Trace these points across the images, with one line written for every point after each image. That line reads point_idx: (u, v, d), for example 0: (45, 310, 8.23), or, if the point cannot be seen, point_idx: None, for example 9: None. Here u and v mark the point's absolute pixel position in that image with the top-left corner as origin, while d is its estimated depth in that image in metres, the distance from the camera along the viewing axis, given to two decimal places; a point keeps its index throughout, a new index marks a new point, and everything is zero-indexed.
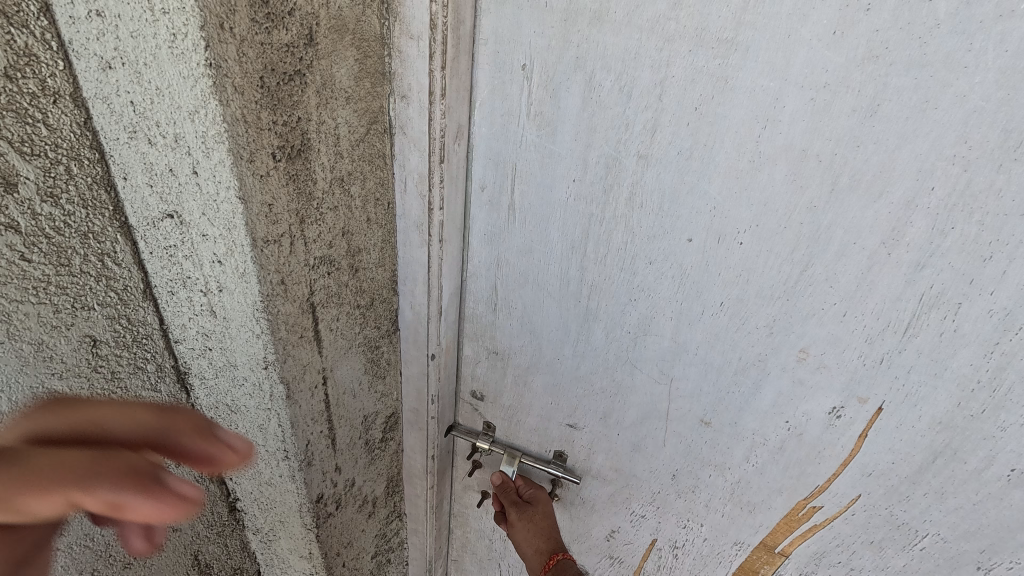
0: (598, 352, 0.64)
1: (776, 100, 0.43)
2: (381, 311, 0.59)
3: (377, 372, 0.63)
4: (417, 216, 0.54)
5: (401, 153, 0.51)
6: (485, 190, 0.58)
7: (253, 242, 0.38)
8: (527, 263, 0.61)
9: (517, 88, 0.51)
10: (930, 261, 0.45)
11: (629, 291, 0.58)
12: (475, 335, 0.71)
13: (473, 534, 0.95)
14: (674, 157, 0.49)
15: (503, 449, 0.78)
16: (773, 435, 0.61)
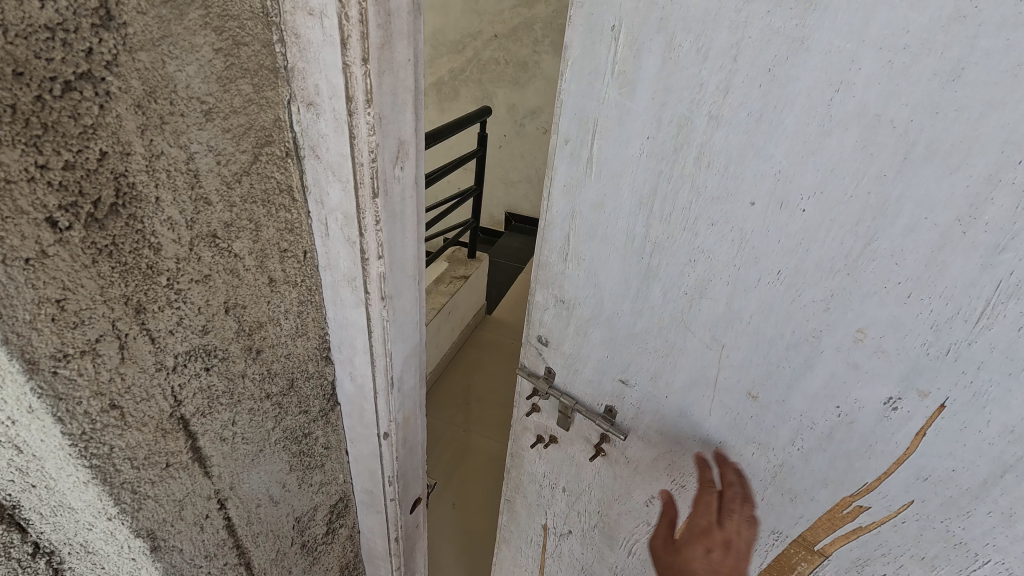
0: (655, 309, 0.62)
1: (851, 62, 0.41)
2: (308, 389, 0.48)
3: (309, 463, 0.51)
4: (347, 269, 0.43)
5: (316, 181, 0.41)
6: (568, 144, 0.59)
7: (32, 368, 0.27)
8: (596, 217, 0.61)
9: (604, 48, 0.51)
10: (1011, 244, 0.41)
11: (690, 252, 0.56)
12: (546, 281, 0.71)
13: (526, 477, 0.95)
14: (743, 119, 0.47)
15: (559, 396, 0.78)
16: (821, 421, 0.57)
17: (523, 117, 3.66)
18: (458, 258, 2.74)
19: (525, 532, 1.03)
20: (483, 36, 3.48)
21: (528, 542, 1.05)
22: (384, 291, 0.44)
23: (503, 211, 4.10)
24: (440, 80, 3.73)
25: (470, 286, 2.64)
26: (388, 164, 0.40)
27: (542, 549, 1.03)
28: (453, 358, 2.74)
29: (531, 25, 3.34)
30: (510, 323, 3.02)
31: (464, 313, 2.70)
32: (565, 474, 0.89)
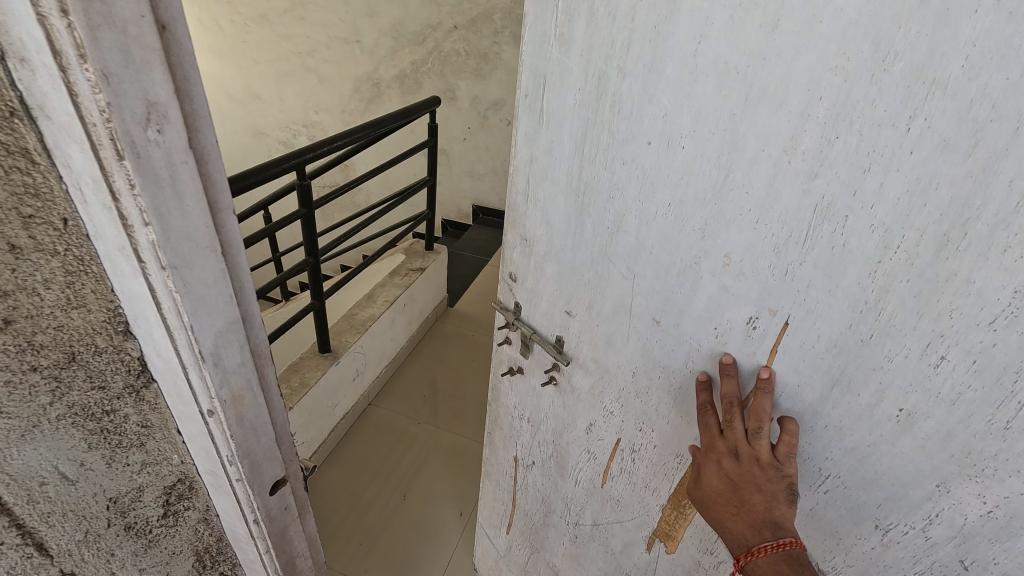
0: (588, 244, 0.84)
1: (707, 19, 0.57)
2: (99, 361, 0.60)
3: (121, 442, 0.66)
4: (115, 238, 0.49)
5: (55, 142, 0.47)
6: (528, 98, 0.80)
7: None
8: (548, 159, 0.82)
9: (551, 16, 0.71)
10: (821, 170, 0.56)
11: (612, 189, 0.75)
12: (515, 223, 0.96)
13: (501, 409, 1.30)
14: (642, 69, 0.65)
15: (524, 326, 1.05)
16: (705, 341, 0.77)
17: (486, 110, 3.65)
18: (415, 250, 2.72)
19: (502, 461, 1.41)
20: (443, 27, 3.44)
21: (502, 468, 1.42)
22: (164, 260, 0.50)
23: (471, 204, 4.10)
24: (402, 72, 3.70)
25: (427, 278, 2.65)
26: (139, 129, 0.45)
27: (514, 482, 1.41)
28: (412, 352, 2.72)
29: (490, 15, 3.32)
30: (472, 315, 3.03)
31: (423, 305, 2.72)
32: (528, 403, 1.21)
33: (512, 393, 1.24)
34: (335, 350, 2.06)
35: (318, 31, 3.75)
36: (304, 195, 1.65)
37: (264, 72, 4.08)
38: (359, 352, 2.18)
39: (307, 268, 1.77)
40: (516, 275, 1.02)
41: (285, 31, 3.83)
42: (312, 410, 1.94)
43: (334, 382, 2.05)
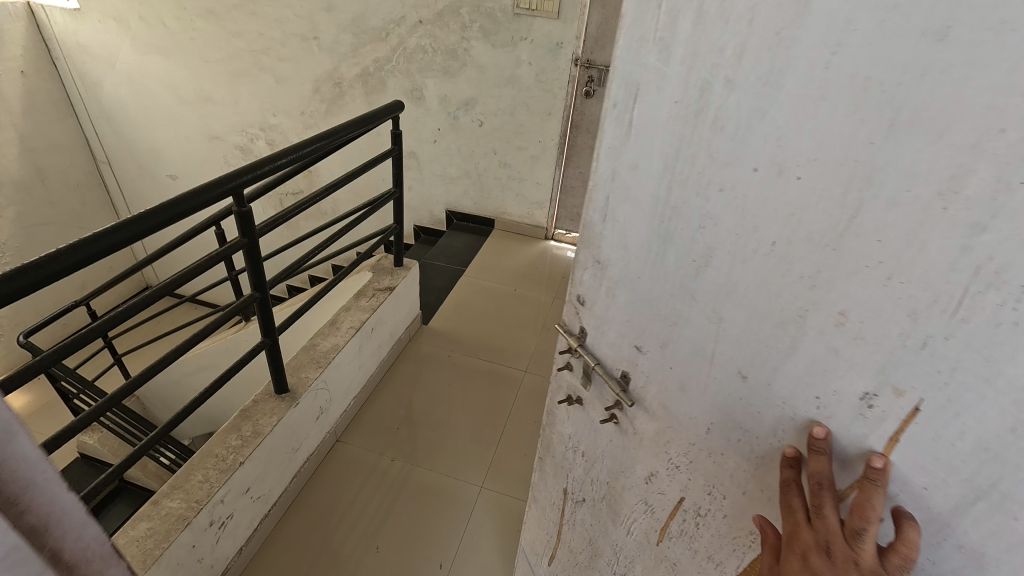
0: (667, 276, 0.78)
1: (847, 23, 0.49)
2: None
3: None
4: None
5: None
6: (615, 108, 0.72)
7: None
8: (632, 178, 0.75)
9: (651, 13, 0.64)
10: (992, 223, 0.47)
11: (700, 216, 0.69)
12: (588, 243, 0.90)
13: (555, 437, 1.29)
14: (753, 81, 0.58)
15: (588, 355, 1.00)
16: (801, 407, 0.70)
17: (456, 110, 3.42)
18: (382, 266, 2.53)
19: (549, 484, 1.37)
20: (407, 21, 3.19)
21: (548, 495, 1.40)
22: None
23: (443, 209, 3.89)
24: (365, 70, 3.45)
25: (397, 297, 2.46)
26: None
27: (561, 514, 1.37)
28: (383, 379, 2.51)
29: (457, 9, 3.07)
30: (448, 333, 2.83)
31: (394, 327, 2.52)
32: (584, 440, 1.18)
33: (569, 424, 1.20)
34: (294, 389, 1.84)
35: (270, 27, 3.45)
36: (247, 221, 1.43)
37: (215, 72, 3.76)
38: (322, 388, 1.97)
39: (253, 303, 1.55)
40: (585, 298, 0.97)
41: (236, 27, 3.52)
42: (268, 460, 1.72)
43: (293, 425, 1.83)
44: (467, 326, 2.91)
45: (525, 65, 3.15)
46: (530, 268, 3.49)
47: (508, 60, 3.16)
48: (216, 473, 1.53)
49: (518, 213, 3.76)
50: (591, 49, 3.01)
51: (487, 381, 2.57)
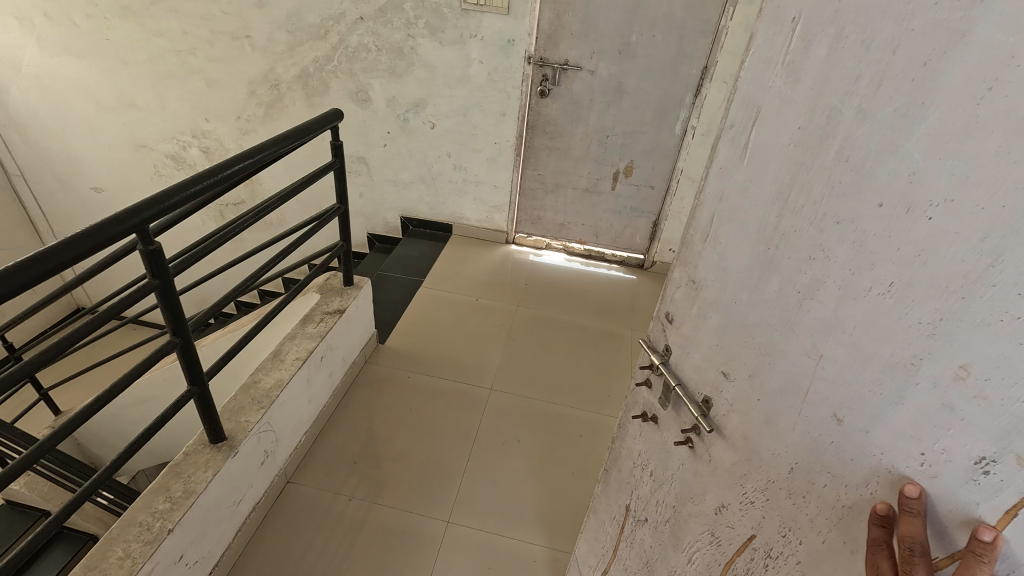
0: (767, 301, 0.79)
1: (1011, 58, 0.49)
2: None
3: None
4: None
5: None
6: (732, 128, 0.78)
7: None
8: (740, 198, 0.79)
9: (784, 35, 0.69)
10: None
11: (811, 248, 0.70)
12: (685, 261, 0.96)
13: (625, 453, 1.33)
14: (890, 112, 0.58)
15: (670, 374, 1.06)
16: (902, 462, 0.67)
17: (406, 111, 3.24)
18: (330, 286, 2.35)
19: (611, 495, 1.41)
20: (347, 18, 2.97)
21: (611, 512, 1.42)
22: None
23: (398, 215, 3.70)
24: (305, 71, 3.21)
25: (348, 320, 2.30)
26: None
27: (621, 531, 1.38)
28: (337, 409, 2.33)
29: (400, 4, 2.87)
30: (406, 353, 2.68)
31: (346, 352, 2.34)
32: (654, 459, 1.20)
33: (640, 439, 1.25)
34: (232, 436, 1.66)
35: (196, 24, 3.16)
36: (159, 260, 1.25)
37: (137, 74, 3.43)
38: (266, 430, 1.79)
39: (174, 350, 1.37)
40: (674, 316, 1.03)
41: (156, 25, 3.21)
42: (205, 521, 1.54)
43: (234, 477, 1.65)
44: (427, 343, 2.75)
45: (476, 64, 2.99)
46: (489, 277, 3.35)
47: (457, 59, 2.99)
48: (139, 545, 1.34)
49: (475, 218, 3.61)
50: (544, 46, 2.88)
51: (450, 402, 2.43)
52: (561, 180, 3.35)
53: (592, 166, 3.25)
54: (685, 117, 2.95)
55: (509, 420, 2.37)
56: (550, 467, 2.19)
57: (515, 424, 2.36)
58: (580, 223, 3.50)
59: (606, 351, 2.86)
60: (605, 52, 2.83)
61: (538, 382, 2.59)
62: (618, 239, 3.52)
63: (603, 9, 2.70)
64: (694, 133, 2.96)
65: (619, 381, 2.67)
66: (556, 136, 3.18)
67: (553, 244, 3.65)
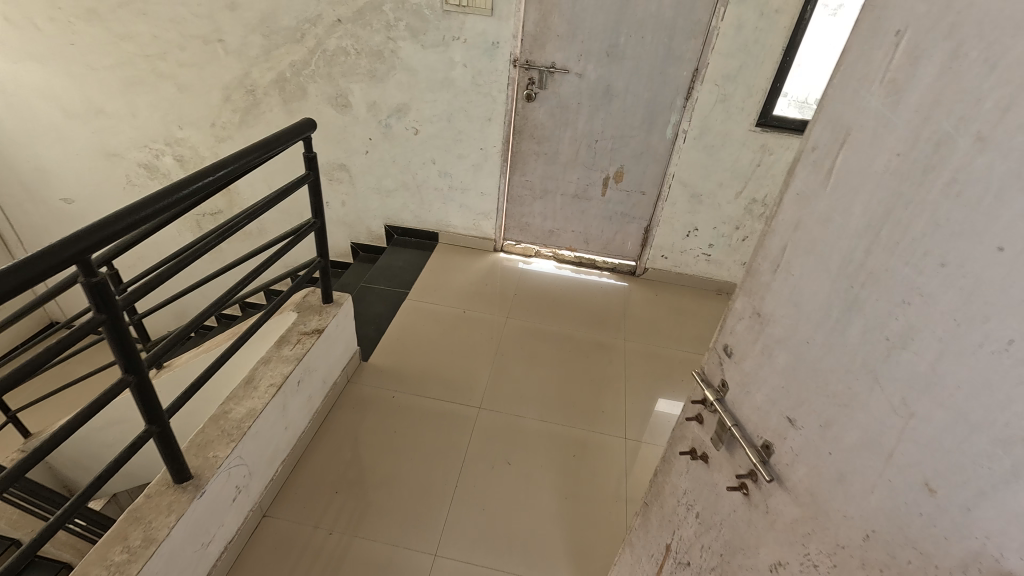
0: (848, 348, 0.73)
1: None
2: None
3: None
4: None
5: None
6: (814, 150, 0.76)
7: None
8: (821, 229, 0.75)
9: (883, 51, 0.65)
10: None
11: (907, 291, 0.65)
12: (748, 292, 0.92)
13: (670, 488, 1.24)
14: (1019, 144, 0.53)
15: (726, 412, 0.98)
16: (1012, 547, 0.59)
17: (388, 117, 3.12)
18: (308, 303, 2.23)
19: (650, 532, 1.32)
20: (324, 20, 2.85)
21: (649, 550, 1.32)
22: None
23: (381, 224, 3.58)
24: (281, 76, 3.07)
25: (328, 339, 2.18)
26: None
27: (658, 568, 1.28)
28: (317, 434, 2.22)
29: (379, 6, 2.75)
30: (391, 371, 2.57)
31: (327, 372, 2.23)
32: (702, 499, 1.12)
33: (686, 476, 1.17)
34: (198, 473, 1.54)
35: (165, 28, 3.01)
36: (105, 294, 1.13)
37: (105, 80, 3.27)
38: (238, 464, 1.68)
39: (126, 389, 1.25)
40: (733, 350, 0.97)
41: (124, 29, 3.05)
42: (169, 566, 1.42)
43: (202, 517, 1.53)
44: (412, 359, 2.65)
45: (460, 67, 2.88)
46: (476, 286, 3.25)
47: (440, 62, 2.88)
48: None
49: (463, 227, 3.51)
50: (530, 48, 2.78)
51: (437, 423, 2.33)
52: (549, 186, 3.25)
53: (581, 171, 3.15)
54: (676, 121, 2.86)
55: (498, 441, 2.27)
56: (543, 490, 2.10)
57: (505, 444, 2.27)
58: (570, 229, 3.41)
59: (598, 363, 2.77)
60: (593, 53, 2.73)
61: (528, 399, 2.50)
62: (609, 246, 3.43)
63: (589, 10, 2.60)
64: (684, 136, 2.87)
65: (612, 395, 2.58)
66: (544, 141, 3.08)
67: (542, 251, 3.55)
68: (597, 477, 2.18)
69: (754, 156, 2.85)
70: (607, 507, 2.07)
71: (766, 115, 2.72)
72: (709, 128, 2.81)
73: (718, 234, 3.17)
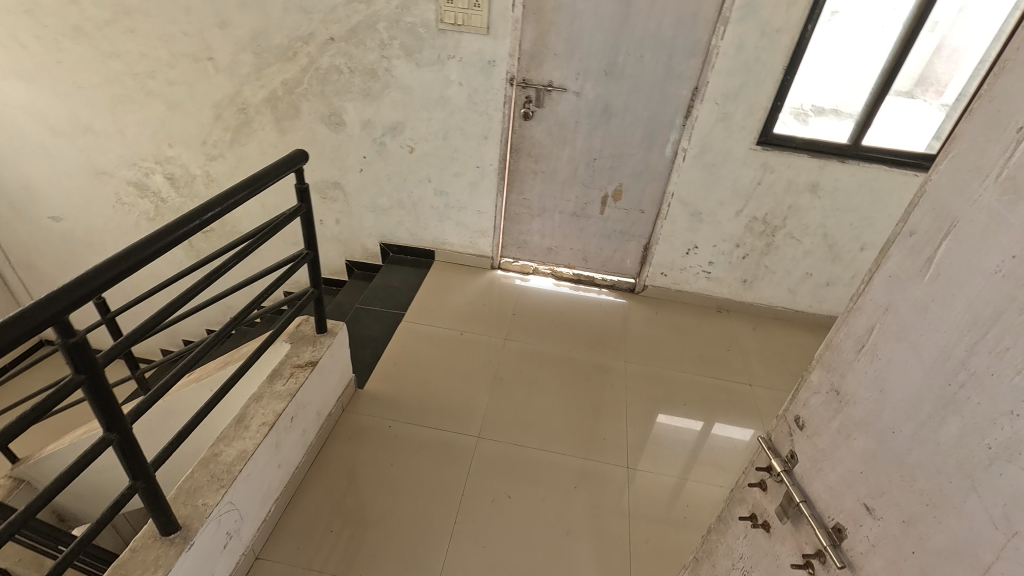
0: (941, 445, 0.75)
1: None
2: None
3: None
4: None
5: None
6: (914, 236, 0.79)
7: None
8: (917, 317, 0.78)
9: (1000, 147, 0.67)
10: None
11: (1012, 400, 0.65)
12: (830, 366, 0.96)
13: (726, 546, 1.37)
14: None
15: (794, 483, 1.04)
16: None
17: (382, 135, 3.06)
18: (302, 334, 2.16)
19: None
20: (316, 39, 2.79)
21: None
22: None
23: (377, 241, 3.52)
24: (273, 94, 3.01)
25: (322, 371, 2.12)
26: None
27: None
28: (311, 467, 2.16)
29: (373, 24, 2.70)
30: (388, 398, 2.51)
31: (321, 405, 2.17)
32: (761, 565, 1.20)
33: (746, 541, 1.27)
34: (187, 524, 1.48)
35: (154, 46, 2.94)
36: (85, 353, 1.07)
37: (92, 99, 3.19)
38: (229, 510, 1.62)
39: (107, 448, 1.19)
40: (806, 422, 1.03)
41: (111, 47, 2.98)
42: None
43: (191, 570, 1.47)
44: (409, 386, 2.58)
45: (456, 86, 2.83)
46: (474, 306, 3.19)
47: (436, 81, 2.83)
48: None
49: (460, 245, 3.45)
50: (527, 67, 2.74)
51: (435, 455, 2.27)
52: (547, 204, 3.21)
53: (579, 190, 3.11)
54: (675, 139, 2.82)
55: (497, 474, 2.22)
56: (544, 528, 2.04)
57: (505, 476, 2.21)
58: (568, 247, 3.37)
59: (598, 387, 2.71)
60: (591, 72, 2.69)
61: (528, 428, 2.44)
62: (609, 263, 3.39)
63: (587, 28, 2.56)
64: (684, 154, 2.82)
65: (614, 422, 2.53)
66: (541, 159, 3.03)
67: (540, 269, 3.50)
68: (599, 512, 2.12)
69: (754, 174, 2.81)
70: (610, 544, 2.02)
71: (766, 133, 2.68)
72: (709, 146, 2.77)
73: (718, 251, 3.14)
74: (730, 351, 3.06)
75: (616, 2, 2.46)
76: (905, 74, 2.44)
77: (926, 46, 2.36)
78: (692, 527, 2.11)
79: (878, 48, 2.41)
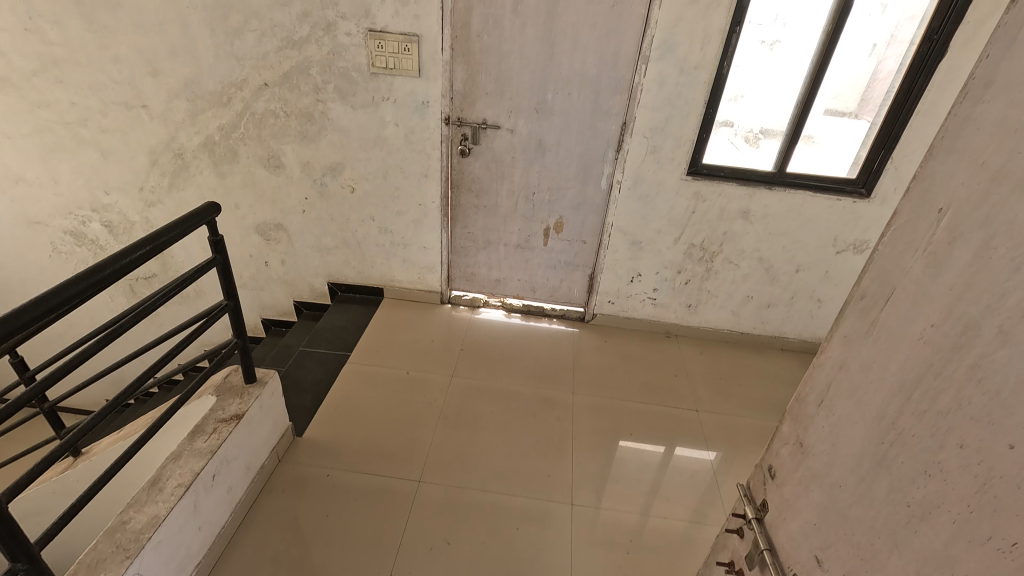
0: (874, 502, 0.83)
1: None
2: None
3: None
4: None
5: None
6: (864, 299, 0.88)
7: None
8: (863, 376, 0.87)
9: (929, 222, 0.76)
10: None
11: (929, 463, 0.73)
12: (796, 418, 1.06)
13: None
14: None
15: (761, 530, 1.13)
16: None
17: (323, 176, 3.06)
18: (228, 385, 2.10)
19: None
20: (250, 84, 2.80)
21: None
22: None
23: (325, 281, 3.49)
24: (209, 139, 3.00)
25: (249, 424, 2.05)
26: None
27: None
28: (244, 521, 2.09)
29: (306, 69, 2.72)
30: (330, 446, 2.44)
31: (250, 458, 2.11)
32: None
33: None
34: None
35: (84, 94, 2.89)
36: None
37: (21, 148, 3.09)
38: None
39: None
40: (776, 472, 1.12)
41: (40, 97, 2.90)
42: None
43: None
44: (354, 431, 2.53)
45: (392, 126, 2.86)
46: (424, 343, 3.16)
47: (372, 122, 2.85)
48: None
49: (407, 280, 3.44)
50: (460, 106, 2.80)
51: (374, 504, 2.21)
52: (491, 237, 3.24)
53: (521, 223, 3.15)
54: (609, 172, 2.90)
55: (439, 519, 2.17)
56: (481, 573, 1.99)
57: (448, 521, 2.16)
58: (516, 279, 3.39)
59: (544, 421, 2.70)
60: (522, 110, 2.76)
61: (472, 468, 2.40)
62: (556, 293, 3.42)
63: (516, 68, 2.63)
64: (619, 187, 2.88)
65: (558, 457, 2.50)
66: (482, 194, 3.07)
67: (490, 301, 3.50)
68: (543, 553, 2.08)
69: (688, 203, 2.89)
70: None
71: (695, 164, 2.77)
72: (643, 179, 2.84)
73: (660, 278, 3.19)
74: (677, 376, 3.09)
75: (541, 44, 2.55)
76: (822, 104, 2.57)
77: (835, 80, 2.50)
78: (633, 562, 2.08)
79: (791, 82, 2.54)
